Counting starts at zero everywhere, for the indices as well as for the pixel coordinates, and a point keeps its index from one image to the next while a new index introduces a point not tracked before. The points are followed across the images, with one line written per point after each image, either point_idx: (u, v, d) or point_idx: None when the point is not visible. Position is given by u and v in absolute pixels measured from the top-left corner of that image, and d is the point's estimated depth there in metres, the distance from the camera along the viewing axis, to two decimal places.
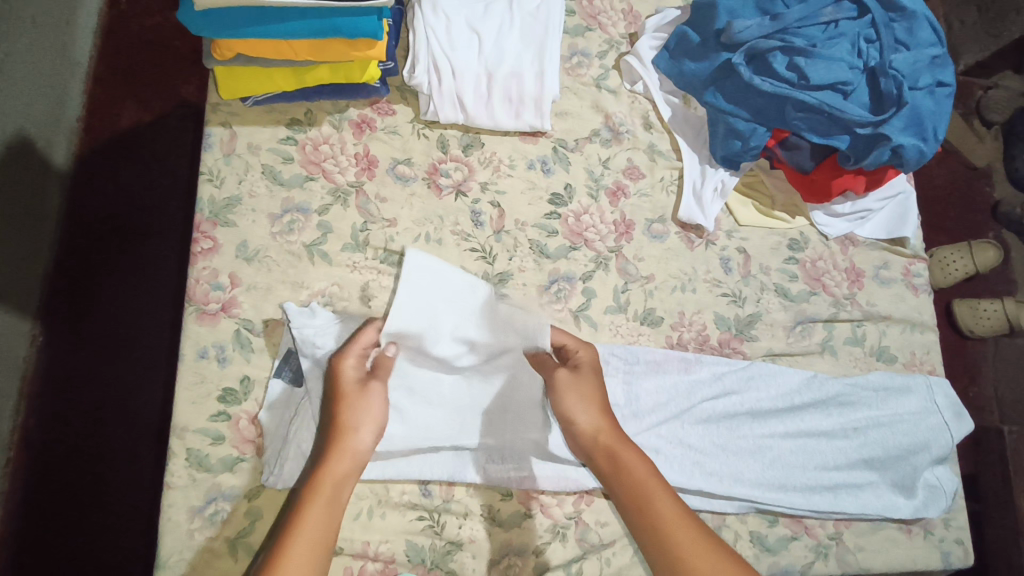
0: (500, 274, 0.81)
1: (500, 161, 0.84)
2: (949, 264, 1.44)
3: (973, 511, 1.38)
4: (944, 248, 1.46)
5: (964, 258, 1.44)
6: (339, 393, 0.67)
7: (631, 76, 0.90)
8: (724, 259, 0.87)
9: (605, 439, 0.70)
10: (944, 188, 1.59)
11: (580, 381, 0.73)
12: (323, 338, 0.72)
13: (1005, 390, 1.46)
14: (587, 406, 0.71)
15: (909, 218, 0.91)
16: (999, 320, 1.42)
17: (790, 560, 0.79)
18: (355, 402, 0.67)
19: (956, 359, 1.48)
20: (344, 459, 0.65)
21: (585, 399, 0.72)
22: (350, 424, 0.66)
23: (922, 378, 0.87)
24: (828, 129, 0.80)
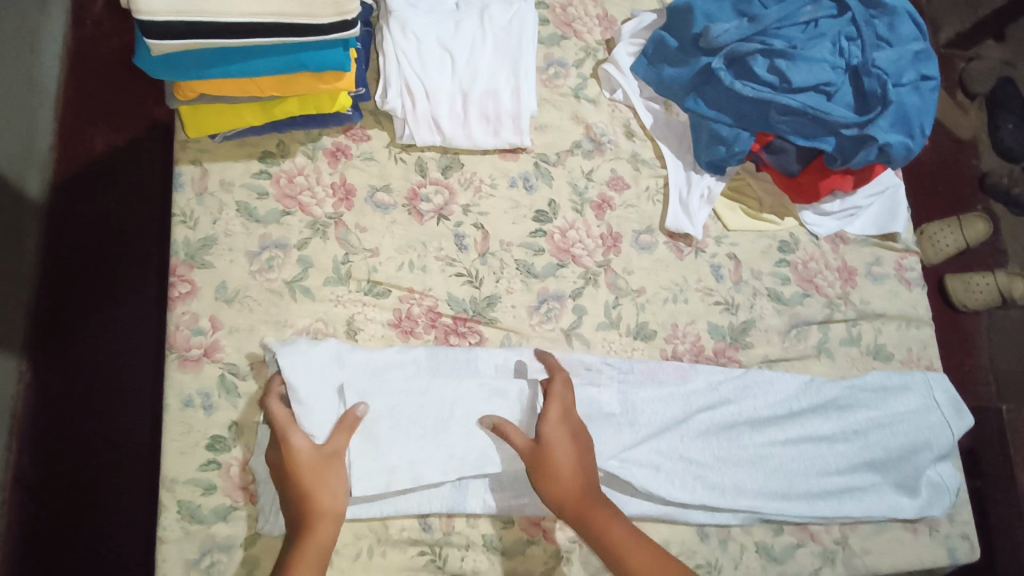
0: (488, 297, 0.79)
1: (480, 181, 0.83)
2: (939, 240, 1.45)
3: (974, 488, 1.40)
4: (933, 224, 1.48)
5: (953, 234, 1.46)
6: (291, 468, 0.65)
7: (609, 84, 0.88)
8: (715, 266, 0.85)
9: (573, 503, 0.68)
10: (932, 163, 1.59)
11: (553, 450, 0.69)
12: (307, 369, 0.70)
13: (1001, 360, 1.47)
14: (550, 474, 0.68)
15: (900, 213, 0.90)
16: (991, 292, 1.45)
17: (796, 568, 0.78)
18: (313, 476, 0.65)
19: (952, 334, 1.50)
20: (323, 521, 0.64)
21: (554, 463, 0.68)
22: (308, 504, 0.64)
23: (921, 375, 0.86)
24: (813, 131, 0.78)
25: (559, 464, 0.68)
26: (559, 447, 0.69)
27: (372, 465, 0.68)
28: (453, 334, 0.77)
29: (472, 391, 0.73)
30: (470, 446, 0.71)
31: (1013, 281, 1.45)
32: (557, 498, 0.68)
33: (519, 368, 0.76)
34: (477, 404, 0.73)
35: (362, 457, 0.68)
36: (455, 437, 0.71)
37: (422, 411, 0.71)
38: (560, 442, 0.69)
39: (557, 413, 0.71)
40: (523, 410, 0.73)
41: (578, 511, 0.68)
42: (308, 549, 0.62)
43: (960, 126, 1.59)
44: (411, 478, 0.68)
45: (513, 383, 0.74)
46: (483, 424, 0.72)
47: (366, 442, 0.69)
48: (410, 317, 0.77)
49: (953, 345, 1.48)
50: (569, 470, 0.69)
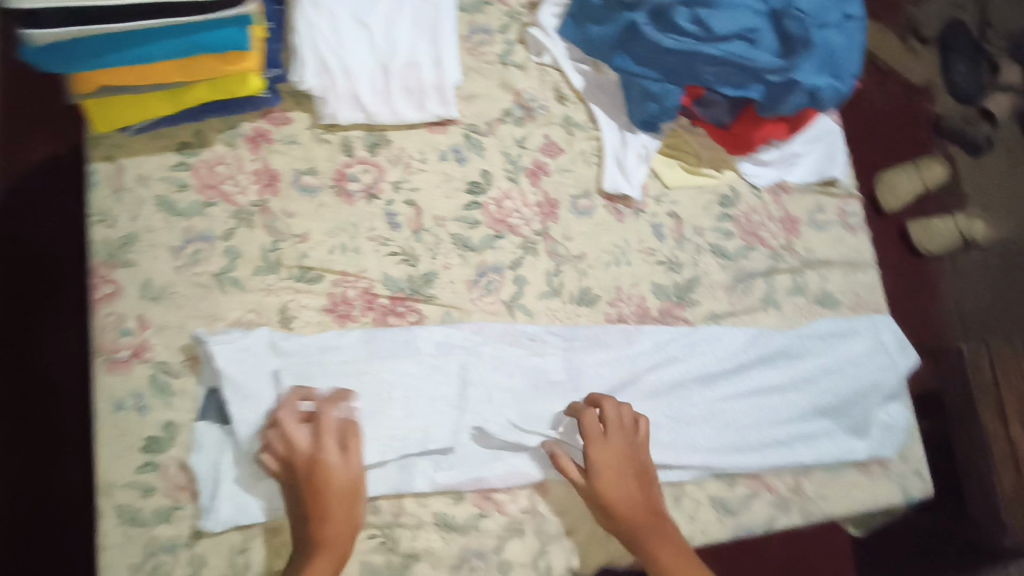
0: (426, 274, 0.77)
1: (409, 156, 0.80)
2: (897, 185, 1.60)
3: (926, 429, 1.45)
4: (893, 171, 1.62)
5: (912, 179, 1.60)
6: (325, 481, 0.65)
7: (536, 49, 0.86)
8: (656, 225, 0.84)
9: (619, 523, 0.71)
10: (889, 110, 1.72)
11: (603, 474, 0.71)
12: (236, 356, 0.69)
13: (965, 303, 1.60)
14: (597, 494, 0.71)
15: (837, 157, 0.89)
16: (950, 234, 1.58)
17: (751, 520, 0.78)
18: (345, 494, 0.66)
19: (918, 277, 1.63)
20: (348, 529, 0.66)
21: (597, 485, 0.71)
22: (325, 521, 0.65)
23: (866, 317, 0.86)
24: (741, 80, 0.76)
25: (613, 462, 0.72)
26: (607, 463, 0.72)
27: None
28: (391, 315, 0.76)
29: (410, 370, 0.72)
30: (411, 424, 0.70)
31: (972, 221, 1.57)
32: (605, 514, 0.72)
33: (461, 342, 0.75)
34: (416, 382, 0.72)
35: None
36: (395, 417, 0.70)
37: (360, 392, 0.70)
38: (609, 463, 0.72)
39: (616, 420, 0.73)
40: (463, 384, 0.73)
41: (623, 529, 0.71)
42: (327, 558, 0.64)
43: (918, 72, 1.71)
44: None
45: (454, 360, 0.74)
46: (424, 402, 0.71)
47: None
48: (345, 301, 0.75)
49: (919, 288, 1.62)
50: (614, 488, 0.71)
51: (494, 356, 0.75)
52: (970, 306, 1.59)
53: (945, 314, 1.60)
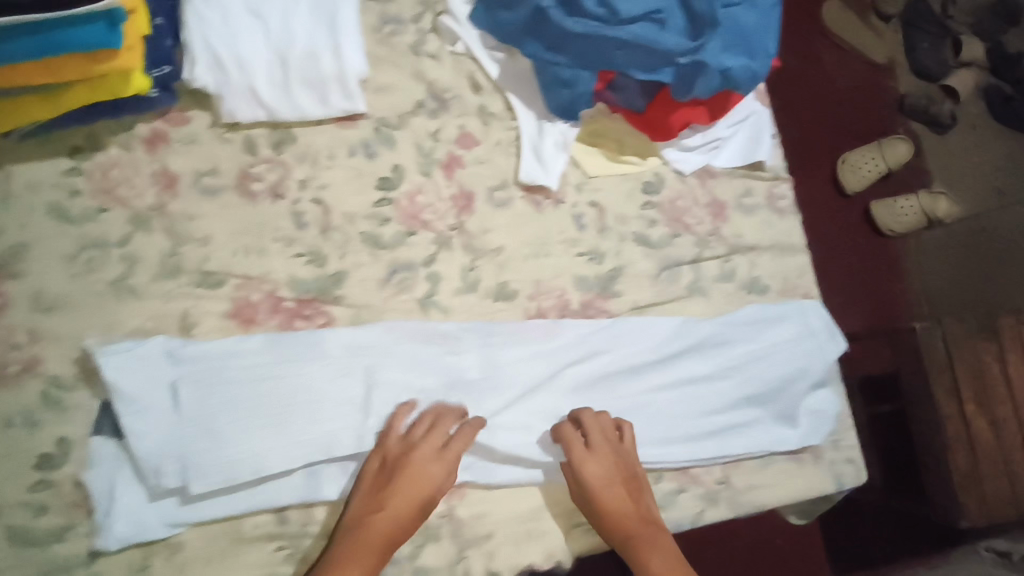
0: (335, 274, 0.75)
1: (316, 153, 0.77)
2: (862, 166, 1.65)
3: (872, 411, 1.49)
4: (858, 152, 1.67)
5: (875, 159, 1.66)
6: (415, 481, 0.67)
7: (449, 37, 0.83)
8: (577, 215, 0.82)
9: (614, 526, 0.71)
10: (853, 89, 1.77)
11: (603, 482, 0.71)
12: (127, 368, 0.66)
13: (930, 280, 1.66)
14: (596, 498, 0.71)
15: (763, 140, 0.88)
16: (914, 214, 1.64)
17: (677, 514, 0.77)
18: (417, 501, 0.68)
19: (883, 257, 1.70)
20: (400, 532, 0.67)
21: (599, 487, 0.71)
22: (384, 519, 0.66)
23: (796, 302, 0.84)
24: (652, 64, 0.74)
25: (612, 466, 0.72)
26: (608, 471, 0.72)
27: (214, 461, 0.65)
28: (299, 318, 0.73)
29: (315, 374, 0.69)
30: (316, 430, 0.68)
31: (935, 200, 1.63)
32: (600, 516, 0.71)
33: (369, 342, 0.72)
34: (320, 386, 0.69)
35: (197, 454, 0.65)
36: (299, 422, 0.68)
37: (261, 399, 0.68)
38: (609, 469, 0.72)
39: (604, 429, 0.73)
40: (370, 387, 0.70)
41: (622, 532, 0.71)
42: (372, 556, 0.64)
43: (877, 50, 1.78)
44: (252, 470, 0.66)
45: (361, 363, 0.71)
46: (329, 407, 0.69)
47: (204, 439, 0.66)
48: (250, 306, 0.73)
49: (884, 268, 1.69)
50: (621, 493, 0.72)
51: (408, 355, 0.73)
52: (934, 283, 1.65)
53: (908, 292, 1.69)
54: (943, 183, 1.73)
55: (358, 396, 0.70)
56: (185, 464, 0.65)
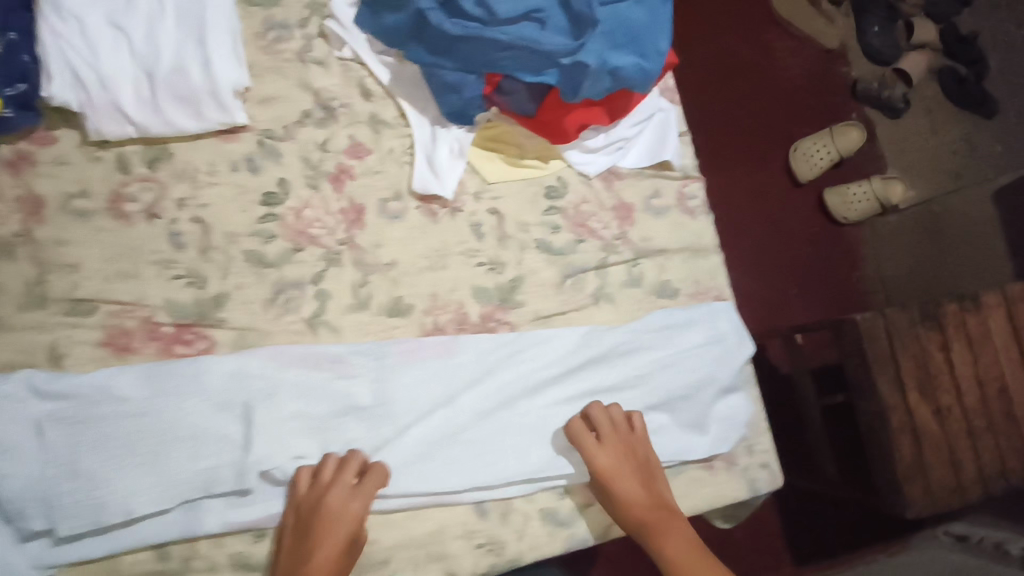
0: (216, 296, 0.72)
1: (196, 169, 0.73)
2: (813, 156, 1.63)
3: (822, 403, 1.46)
4: (808, 141, 1.65)
5: (826, 147, 1.63)
6: (332, 527, 0.65)
7: (336, 43, 0.79)
8: (475, 225, 0.79)
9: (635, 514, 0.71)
10: (803, 76, 1.73)
11: (615, 473, 0.72)
12: None
13: (886, 268, 1.65)
14: (613, 487, 0.72)
15: (669, 139, 0.85)
16: (868, 201, 1.61)
17: (585, 529, 0.76)
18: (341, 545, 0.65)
19: (840, 246, 1.66)
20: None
21: (613, 478, 0.72)
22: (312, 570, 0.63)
23: (706, 306, 0.82)
24: (537, 66, 0.70)
25: (626, 457, 0.73)
26: (623, 460, 0.72)
27: (81, 502, 0.62)
28: (178, 344, 0.70)
29: (194, 409, 0.66)
30: (193, 467, 0.65)
31: (888, 186, 1.60)
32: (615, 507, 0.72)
33: (252, 371, 0.68)
34: (199, 421, 0.66)
35: (64, 497, 0.62)
36: (175, 460, 0.65)
37: (134, 436, 0.64)
38: (621, 460, 0.72)
39: (620, 421, 0.74)
40: (251, 420, 0.67)
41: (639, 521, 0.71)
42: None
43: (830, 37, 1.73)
44: (123, 512, 0.63)
45: (241, 394, 0.68)
46: (208, 442, 0.66)
47: (71, 481, 0.63)
48: (125, 332, 0.69)
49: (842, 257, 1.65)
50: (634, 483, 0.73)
51: (296, 384, 0.69)
52: (891, 271, 1.64)
53: (866, 282, 1.65)
54: (896, 168, 1.70)
55: (240, 430, 0.67)
56: (53, 506, 0.62)
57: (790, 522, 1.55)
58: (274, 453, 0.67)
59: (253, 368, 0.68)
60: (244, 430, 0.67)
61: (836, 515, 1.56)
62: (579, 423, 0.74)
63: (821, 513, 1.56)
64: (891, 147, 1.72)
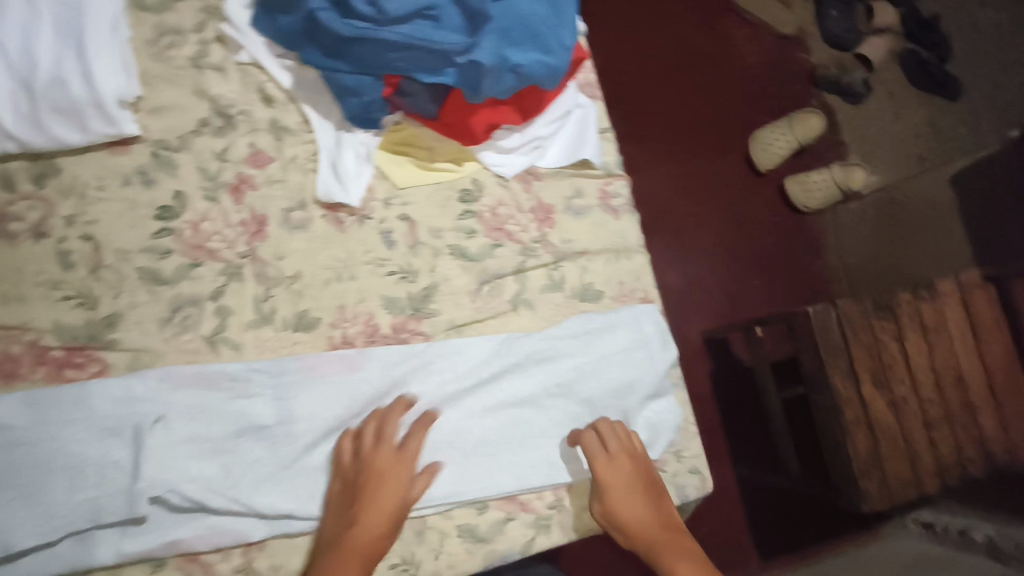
0: (108, 317, 0.68)
1: (84, 185, 0.70)
2: (772, 144, 1.57)
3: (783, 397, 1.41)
4: (767, 129, 1.59)
5: (785, 135, 1.57)
6: (375, 490, 0.67)
7: (233, 47, 0.76)
8: (385, 232, 0.76)
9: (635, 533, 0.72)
10: (761, 65, 1.70)
11: (623, 489, 0.73)
12: None
13: (848, 254, 1.61)
14: (616, 502, 0.73)
15: (589, 136, 0.84)
16: (828, 189, 1.55)
17: (508, 544, 0.73)
18: (387, 509, 0.67)
19: (800, 236, 1.62)
20: (379, 544, 0.66)
21: (616, 492, 0.73)
22: (359, 532, 0.66)
23: (628, 310, 0.80)
24: (435, 64, 0.67)
25: (632, 477, 0.74)
26: (622, 481, 0.73)
27: None
28: (68, 368, 0.66)
29: (79, 436, 0.63)
30: (79, 497, 0.62)
31: (848, 172, 1.52)
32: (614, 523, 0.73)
33: (144, 394, 0.66)
34: (85, 448, 0.63)
35: None
36: (58, 490, 0.62)
37: (15, 465, 0.61)
38: (625, 475, 0.73)
39: (626, 440, 0.75)
40: (140, 446, 0.64)
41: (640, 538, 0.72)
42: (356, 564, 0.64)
43: (785, 23, 1.70)
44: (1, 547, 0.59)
45: (130, 419, 0.65)
46: (94, 470, 0.63)
47: None
48: (9, 359, 0.65)
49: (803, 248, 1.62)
50: (637, 501, 0.73)
51: (190, 405, 0.67)
52: (854, 259, 1.60)
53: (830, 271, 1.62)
54: (859, 155, 1.66)
55: (129, 456, 0.64)
56: None
57: (758, 519, 1.48)
58: (169, 476, 0.65)
59: (145, 390, 0.66)
60: (134, 456, 0.64)
61: (807, 512, 1.50)
62: (588, 438, 0.74)
63: (791, 510, 1.50)
64: (851, 130, 1.68)
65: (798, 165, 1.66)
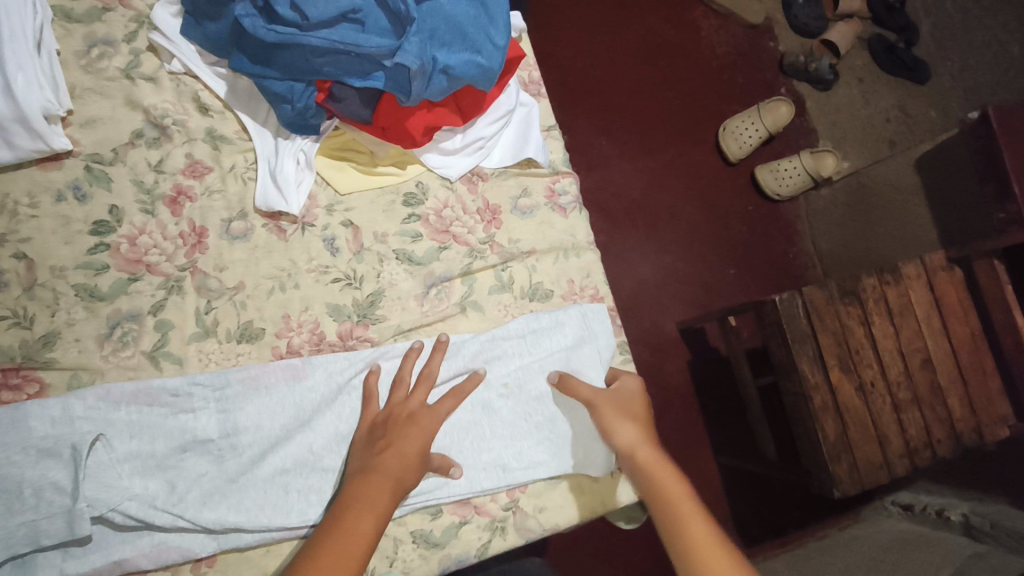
0: (44, 336, 0.67)
1: (16, 202, 0.69)
2: (742, 133, 1.57)
3: (758, 384, 1.39)
4: (737, 117, 1.58)
5: (755, 124, 1.56)
6: (405, 425, 0.68)
7: (165, 56, 0.75)
8: (328, 239, 0.75)
9: (646, 455, 0.70)
10: (729, 55, 1.68)
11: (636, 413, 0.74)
12: None
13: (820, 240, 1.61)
14: (629, 421, 0.73)
15: (532, 134, 0.83)
16: (800, 176, 1.55)
17: (462, 548, 0.72)
18: (418, 443, 0.68)
19: (773, 224, 1.63)
20: (410, 477, 0.66)
21: (633, 413, 0.74)
22: (393, 463, 0.65)
23: (576, 308, 0.80)
24: (364, 68, 0.68)
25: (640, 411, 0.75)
26: (628, 410, 0.74)
27: None
28: (4, 388, 0.65)
29: (16, 458, 0.62)
30: (15, 521, 0.61)
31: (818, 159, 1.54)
32: (627, 441, 0.71)
33: (83, 414, 0.65)
34: (20, 470, 0.62)
35: None
36: None
37: None
38: (638, 404, 0.75)
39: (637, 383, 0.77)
40: (76, 467, 0.62)
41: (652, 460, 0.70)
42: (386, 495, 0.64)
43: (751, 12, 1.69)
44: None
45: (68, 440, 0.63)
46: (29, 493, 0.61)
47: None
48: None
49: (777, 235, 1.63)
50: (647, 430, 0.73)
51: (131, 422, 0.66)
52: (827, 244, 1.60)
53: (803, 258, 1.64)
54: (828, 140, 1.66)
55: (65, 478, 0.62)
56: None
57: (740, 506, 1.44)
58: (108, 495, 0.63)
59: (87, 409, 0.65)
60: (70, 479, 0.62)
61: (789, 497, 1.47)
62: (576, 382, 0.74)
63: (773, 496, 1.47)
64: (819, 116, 1.68)
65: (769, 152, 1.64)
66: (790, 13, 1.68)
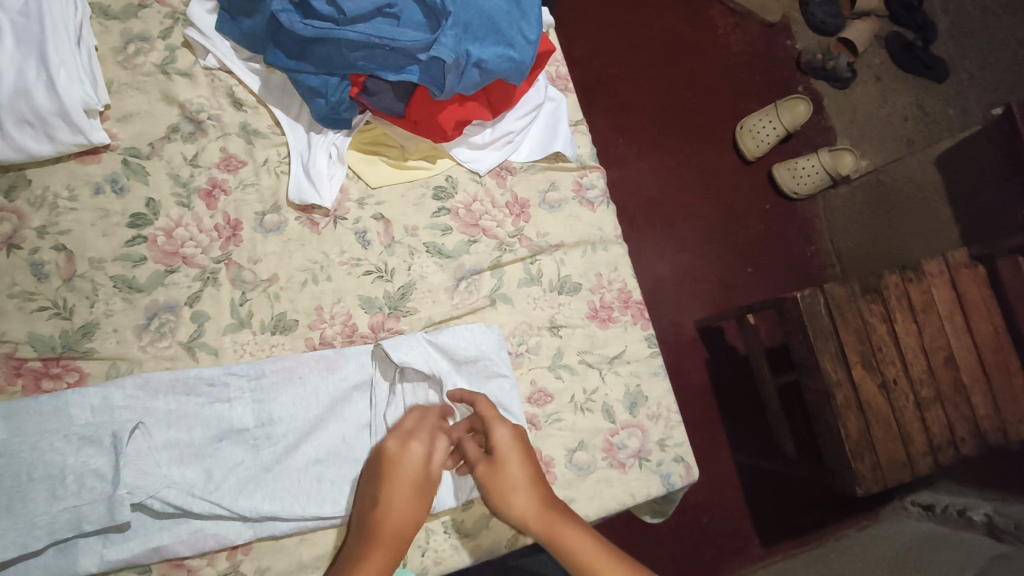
0: (83, 327, 0.68)
1: (55, 196, 0.70)
2: (759, 131, 1.56)
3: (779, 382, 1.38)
4: (754, 116, 1.58)
5: (772, 121, 1.56)
6: (398, 474, 0.65)
7: (200, 52, 0.76)
8: (360, 232, 0.76)
9: (538, 523, 0.65)
10: (747, 52, 1.68)
11: (512, 481, 0.66)
12: None
13: (839, 240, 1.59)
14: (522, 487, 0.66)
15: (560, 130, 0.84)
16: (818, 175, 1.54)
17: (493, 539, 0.73)
18: (416, 491, 0.66)
19: (791, 222, 1.62)
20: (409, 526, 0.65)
21: (516, 475, 0.66)
22: (400, 506, 0.64)
23: (471, 335, 0.74)
24: (397, 62, 0.69)
25: (524, 466, 0.68)
26: (526, 450, 0.69)
27: None
28: (45, 378, 0.66)
29: (57, 446, 0.61)
30: (54, 508, 0.60)
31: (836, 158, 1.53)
32: (519, 514, 0.65)
33: (122, 402, 0.65)
34: (61, 458, 0.61)
35: None
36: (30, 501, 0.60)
37: None
38: (523, 461, 0.68)
39: (503, 425, 0.69)
40: (117, 454, 0.62)
41: (546, 524, 0.64)
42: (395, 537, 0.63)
43: (768, 10, 1.68)
44: None
45: (108, 428, 0.63)
46: (70, 480, 0.61)
47: None
48: None
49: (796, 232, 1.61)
50: (535, 485, 0.67)
51: (168, 411, 0.67)
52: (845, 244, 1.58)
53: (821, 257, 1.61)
54: (846, 139, 1.65)
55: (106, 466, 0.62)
56: None
57: (762, 505, 1.43)
58: (148, 481, 0.63)
59: (124, 398, 0.65)
60: (110, 466, 0.62)
61: (810, 496, 1.45)
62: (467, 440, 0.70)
63: (793, 494, 1.45)
64: (837, 113, 1.67)
65: (787, 150, 1.64)
66: (807, 11, 1.67)
